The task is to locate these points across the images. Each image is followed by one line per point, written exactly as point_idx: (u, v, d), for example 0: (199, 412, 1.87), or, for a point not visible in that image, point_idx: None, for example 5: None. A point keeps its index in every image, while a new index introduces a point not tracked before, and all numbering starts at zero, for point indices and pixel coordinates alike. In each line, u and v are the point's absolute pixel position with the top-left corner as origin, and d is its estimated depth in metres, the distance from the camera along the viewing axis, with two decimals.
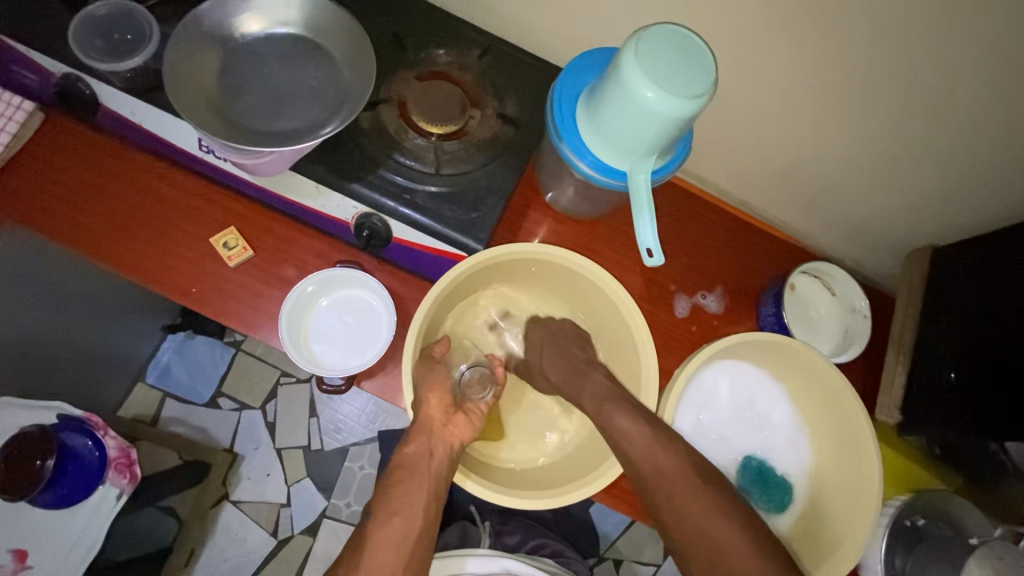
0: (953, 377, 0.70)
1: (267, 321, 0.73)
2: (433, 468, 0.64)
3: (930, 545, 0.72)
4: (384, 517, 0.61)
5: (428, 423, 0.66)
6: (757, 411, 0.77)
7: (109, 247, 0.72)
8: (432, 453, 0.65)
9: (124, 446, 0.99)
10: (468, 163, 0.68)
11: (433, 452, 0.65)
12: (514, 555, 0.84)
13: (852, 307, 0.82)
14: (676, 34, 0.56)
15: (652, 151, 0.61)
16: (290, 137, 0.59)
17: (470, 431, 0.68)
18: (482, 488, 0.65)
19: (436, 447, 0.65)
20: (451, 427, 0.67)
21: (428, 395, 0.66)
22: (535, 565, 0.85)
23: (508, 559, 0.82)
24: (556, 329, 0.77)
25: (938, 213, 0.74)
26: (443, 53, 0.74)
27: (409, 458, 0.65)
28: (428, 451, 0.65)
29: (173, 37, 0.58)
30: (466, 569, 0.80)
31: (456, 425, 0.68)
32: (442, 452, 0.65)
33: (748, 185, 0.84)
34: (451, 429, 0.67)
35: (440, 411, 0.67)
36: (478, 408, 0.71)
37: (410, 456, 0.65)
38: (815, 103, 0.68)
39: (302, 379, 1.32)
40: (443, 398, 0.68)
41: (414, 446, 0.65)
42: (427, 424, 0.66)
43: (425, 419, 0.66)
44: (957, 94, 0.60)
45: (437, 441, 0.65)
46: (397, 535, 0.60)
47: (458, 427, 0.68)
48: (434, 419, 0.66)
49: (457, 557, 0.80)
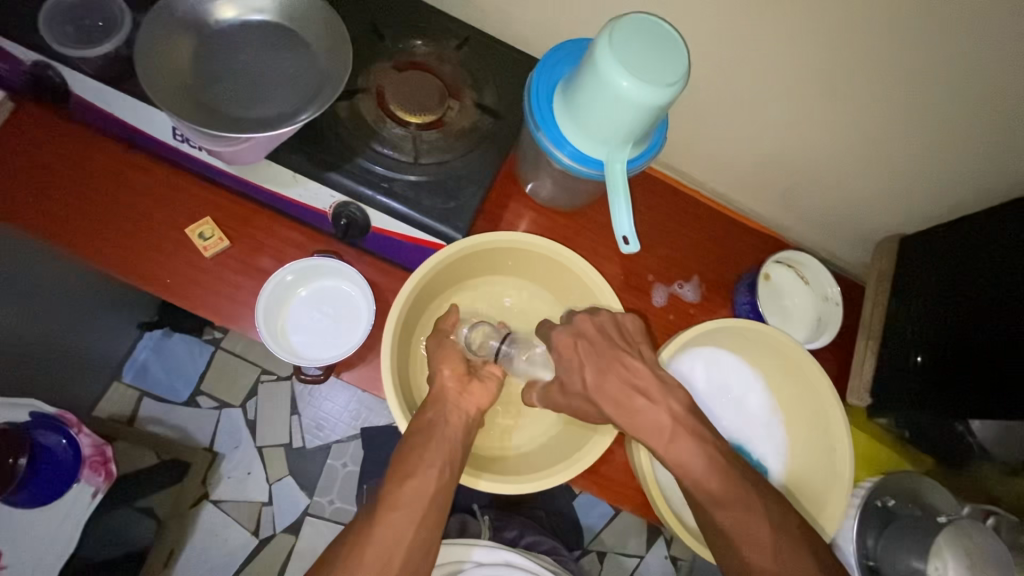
0: (919, 360, 0.73)
1: (246, 314, 0.72)
2: (437, 443, 0.62)
3: (901, 525, 0.72)
4: (399, 479, 0.59)
5: (444, 393, 0.66)
6: (731, 396, 0.78)
7: (79, 238, 0.71)
8: (448, 421, 0.64)
9: (99, 444, 0.96)
10: (446, 152, 0.68)
11: (448, 418, 0.64)
12: (518, 549, 0.84)
13: (824, 295, 0.83)
14: (649, 24, 0.57)
15: (628, 140, 0.62)
16: (265, 124, 0.59)
17: (488, 397, 0.68)
18: (493, 485, 0.65)
19: (452, 414, 0.65)
20: (467, 395, 0.67)
21: (439, 368, 0.68)
22: (540, 562, 0.84)
23: (510, 551, 0.81)
24: (595, 337, 0.64)
25: (905, 203, 0.76)
26: (421, 44, 0.74)
27: (423, 424, 0.63)
28: (445, 417, 0.64)
29: (145, 24, 0.58)
30: (473, 557, 0.80)
31: (473, 392, 0.68)
32: (457, 418, 0.65)
33: (723, 175, 0.85)
34: (467, 397, 0.67)
35: (454, 380, 0.67)
36: (493, 373, 0.71)
37: (427, 420, 0.64)
38: (786, 95, 0.69)
39: (283, 376, 1.31)
40: (457, 367, 0.68)
41: (432, 412, 0.64)
42: (442, 394, 0.66)
43: (439, 389, 0.67)
44: (920, 86, 0.62)
45: (453, 408, 0.65)
46: (410, 497, 0.58)
47: (475, 394, 0.68)
48: (449, 388, 0.67)
49: (461, 545, 0.80)
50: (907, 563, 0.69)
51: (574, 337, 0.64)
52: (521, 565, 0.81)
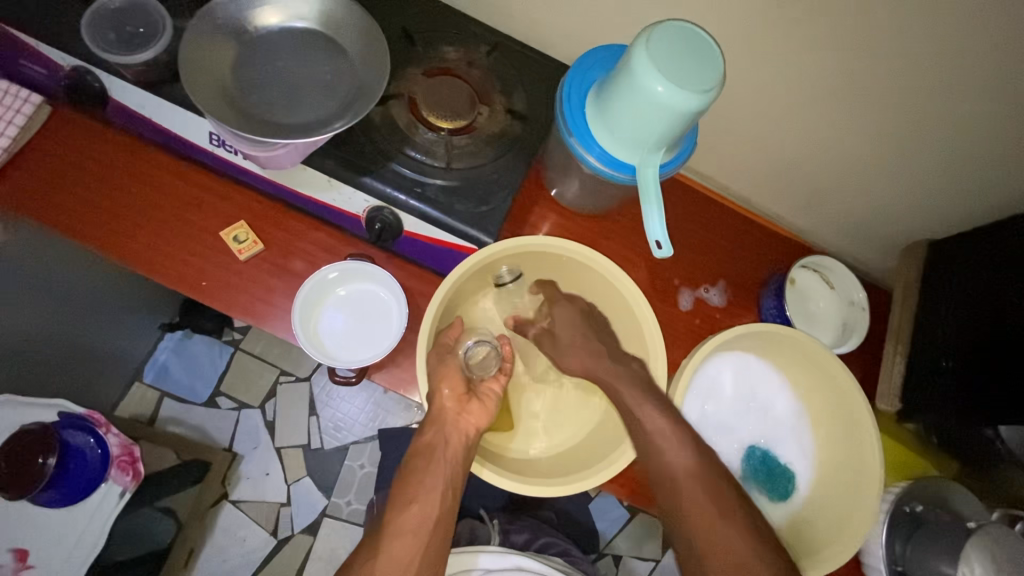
0: (949, 366, 0.73)
1: (277, 316, 0.73)
2: None
3: (928, 530, 0.73)
4: (403, 504, 0.64)
5: (442, 413, 0.67)
6: (760, 401, 0.79)
7: (116, 239, 0.72)
8: (448, 444, 0.66)
9: (127, 444, 0.97)
10: (478, 157, 0.69)
11: (448, 440, 0.67)
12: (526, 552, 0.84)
13: (850, 300, 0.84)
14: (684, 30, 0.57)
15: (661, 145, 0.62)
16: (302, 129, 0.59)
17: (486, 417, 0.70)
18: (498, 476, 0.66)
19: (452, 436, 0.67)
20: (466, 415, 0.68)
21: (439, 387, 0.68)
22: (551, 564, 0.85)
23: (519, 555, 0.82)
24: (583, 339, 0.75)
25: (934, 208, 0.76)
26: (452, 50, 0.75)
27: (422, 447, 0.67)
28: (444, 439, 0.67)
29: (189, 29, 0.59)
30: (480, 564, 0.80)
31: (470, 412, 0.69)
32: (457, 443, 0.67)
33: (748, 180, 0.86)
34: (466, 417, 0.68)
35: (452, 400, 0.68)
36: (492, 392, 0.73)
37: (425, 442, 0.67)
38: (817, 100, 0.69)
39: (301, 377, 1.32)
40: (456, 387, 0.69)
41: (429, 433, 0.67)
42: (440, 414, 0.67)
43: (437, 411, 0.68)
44: (953, 92, 0.62)
45: (451, 429, 0.67)
46: (415, 522, 0.63)
47: (474, 414, 0.69)
48: (447, 409, 0.68)
49: (470, 552, 0.80)
50: (938, 568, 0.70)
51: (577, 311, 0.75)
52: (533, 568, 0.81)
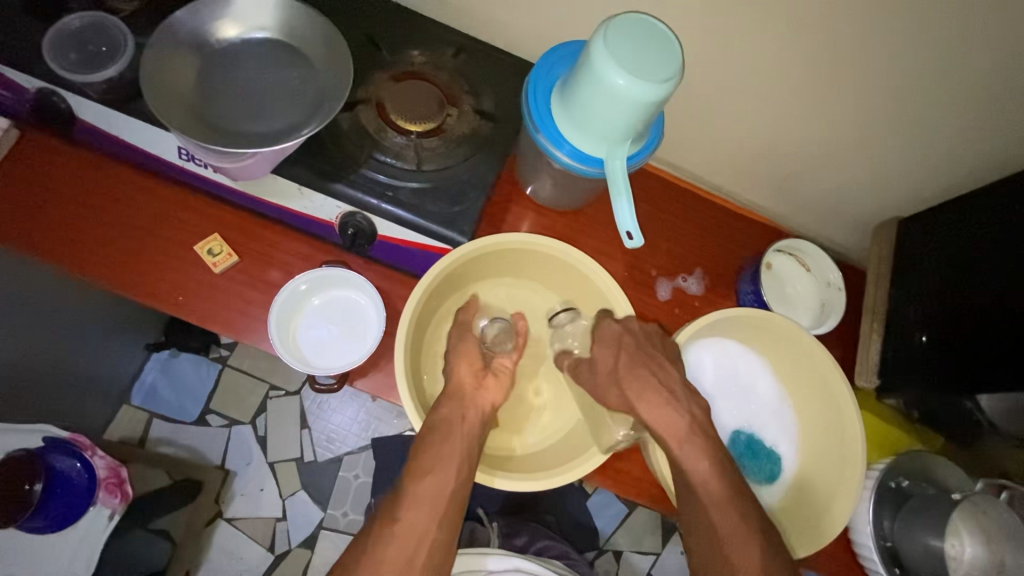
0: (925, 340, 0.74)
1: (257, 328, 0.73)
2: (453, 440, 0.63)
3: (915, 502, 0.73)
4: (417, 480, 0.61)
5: (461, 387, 0.68)
6: (742, 384, 0.79)
7: (89, 259, 0.72)
8: (464, 417, 0.65)
9: (114, 465, 0.97)
10: (448, 158, 0.69)
11: (464, 415, 0.65)
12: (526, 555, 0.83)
13: (826, 281, 0.85)
14: (641, 23, 0.58)
15: (627, 137, 0.63)
16: (269, 139, 0.60)
17: (501, 393, 0.69)
18: (510, 483, 0.66)
19: (468, 410, 0.66)
20: (482, 391, 0.68)
21: (457, 363, 0.70)
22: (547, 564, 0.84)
23: (520, 557, 0.81)
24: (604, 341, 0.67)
25: (901, 184, 0.78)
26: (418, 54, 0.76)
27: (439, 422, 0.64)
28: (461, 414, 0.65)
29: (151, 46, 0.59)
30: (485, 566, 0.80)
31: (486, 388, 0.69)
32: (473, 415, 0.66)
33: (720, 168, 0.87)
34: (482, 393, 0.68)
35: (470, 376, 0.69)
36: (505, 366, 0.72)
37: (442, 419, 0.65)
38: (780, 84, 0.70)
39: (291, 391, 1.31)
40: (473, 363, 0.70)
41: (445, 409, 0.65)
42: (458, 389, 0.67)
43: (456, 385, 0.68)
44: (908, 70, 0.64)
45: (469, 405, 0.66)
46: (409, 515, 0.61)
47: (490, 390, 0.69)
48: (464, 384, 0.68)
49: (474, 555, 0.79)
50: (926, 543, 0.69)
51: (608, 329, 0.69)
52: (531, 570, 0.80)
